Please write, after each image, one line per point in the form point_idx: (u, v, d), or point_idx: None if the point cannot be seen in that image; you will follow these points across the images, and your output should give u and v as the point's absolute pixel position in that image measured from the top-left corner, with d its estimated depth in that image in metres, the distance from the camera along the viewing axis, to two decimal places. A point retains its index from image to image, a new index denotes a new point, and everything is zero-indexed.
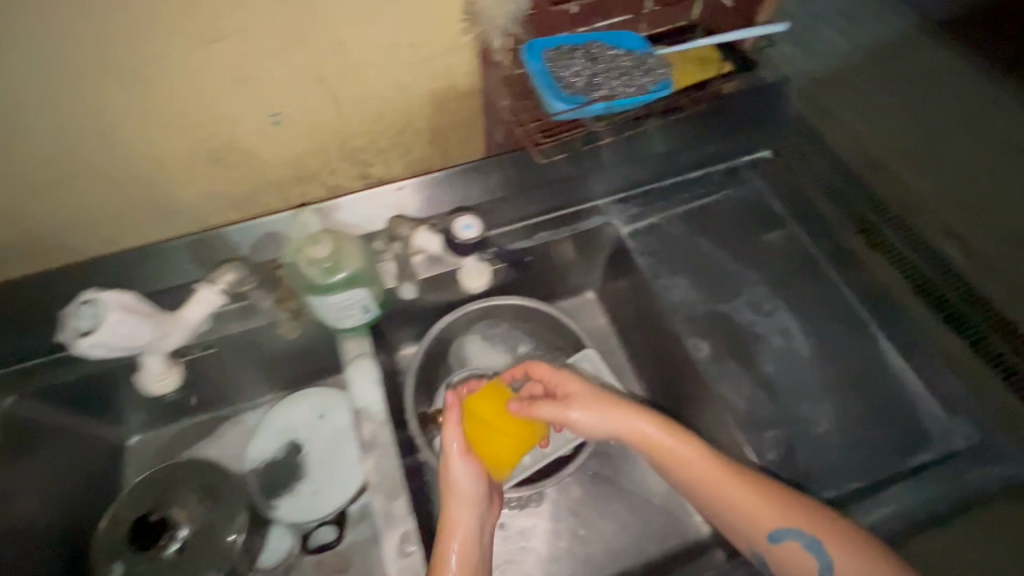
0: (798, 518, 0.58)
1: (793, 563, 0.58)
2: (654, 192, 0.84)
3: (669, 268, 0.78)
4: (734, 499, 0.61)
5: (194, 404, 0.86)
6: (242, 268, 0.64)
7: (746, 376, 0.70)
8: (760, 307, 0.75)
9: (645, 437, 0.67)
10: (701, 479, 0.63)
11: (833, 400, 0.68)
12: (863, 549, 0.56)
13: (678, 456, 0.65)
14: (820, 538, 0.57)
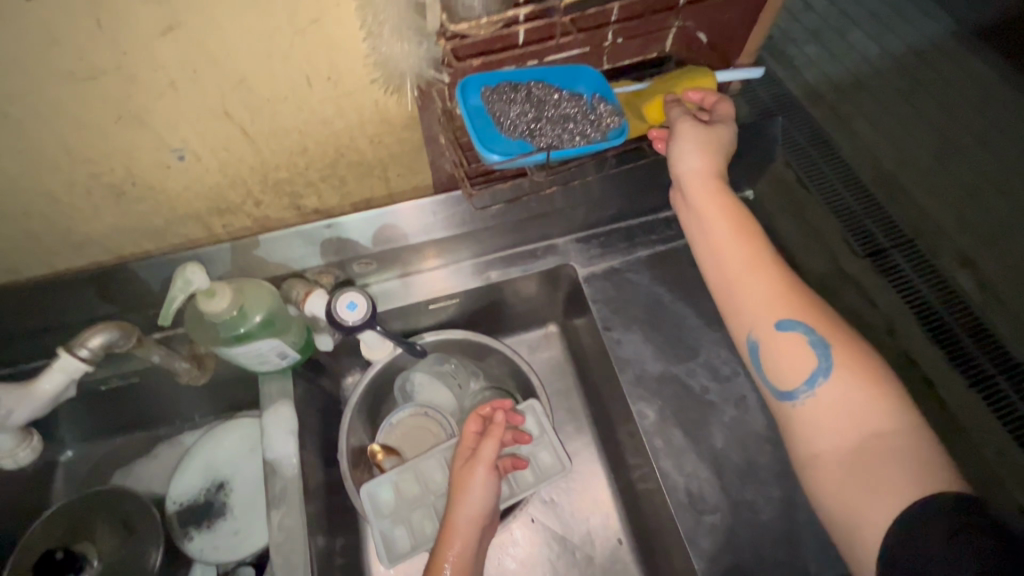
0: (812, 313, 0.53)
1: (787, 356, 0.52)
2: (619, 232, 0.78)
3: (626, 319, 0.72)
4: (740, 289, 0.56)
5: (131, 422, 0.83)
6: (112, 330, 0.56)
7: (692, 449, 0.64)
8: (719, 370, 0.69)
9: (725, 242, 0.58)
10: (711, 224, 0.58)
11: (785, 484, 0.62)
12: (853, 352, 0.50)
13: (703, 184, 0.59)
14: (827, 338, 0.51)
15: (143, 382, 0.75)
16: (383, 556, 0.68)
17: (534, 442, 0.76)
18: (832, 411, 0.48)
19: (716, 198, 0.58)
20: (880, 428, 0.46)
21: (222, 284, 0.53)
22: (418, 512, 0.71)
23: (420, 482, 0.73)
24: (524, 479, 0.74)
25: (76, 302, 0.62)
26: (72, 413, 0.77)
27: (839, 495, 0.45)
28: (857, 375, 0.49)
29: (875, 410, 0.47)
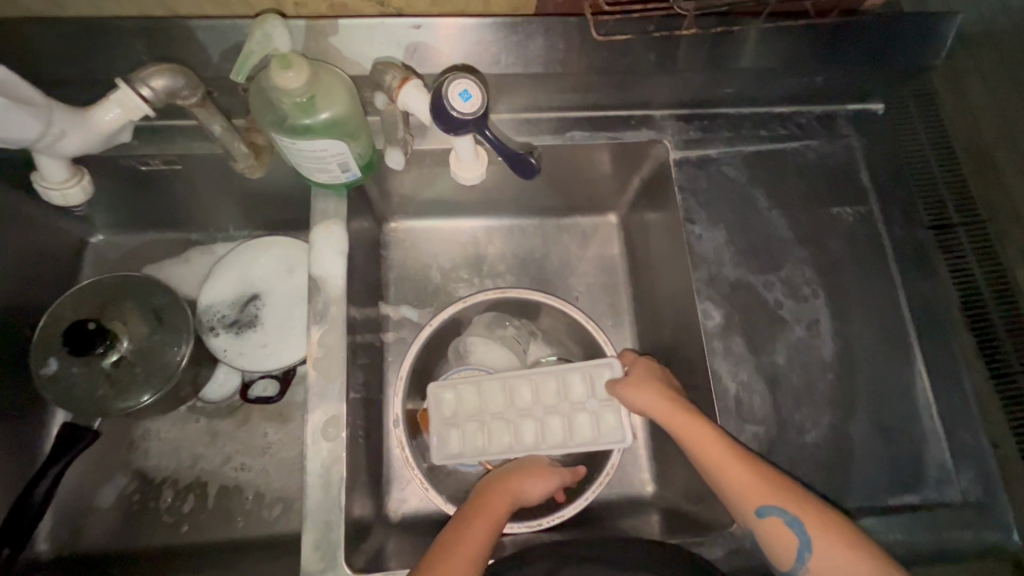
0: (785, 492, 0.53)
1: (776, 543, 0.53)
2: (724, 116, 0.69)
3: (709, 214, 0.66)
4: (713, 464, 0.55)
5: (164, 219, 0.79)
6: (172, 71, 0.51)
7: (749, 359, 0.61)
8: (796, 289, 0.64)
9: (708, 455, 0.55)
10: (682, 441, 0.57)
11: (836, 412, 0.60)
12: (828, 519, 0.52)
13: (665, 409, 0.60)
14: (803, 518, 0.52)
15: (185, 174, 0.70)
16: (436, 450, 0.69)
17: (608, 401, 0.70)
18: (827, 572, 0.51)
19: (683, 425, 0.58)
20: None
21: (291, 53, 0.46)
22: (473, 427, 0.70)
23: (481, 398, 0.71)
24: (580, 433, 0.69)
25: (123, 59, 0.55)
26: (105, 194, 0.73)
27: None
28: (833, 538, 0.51)
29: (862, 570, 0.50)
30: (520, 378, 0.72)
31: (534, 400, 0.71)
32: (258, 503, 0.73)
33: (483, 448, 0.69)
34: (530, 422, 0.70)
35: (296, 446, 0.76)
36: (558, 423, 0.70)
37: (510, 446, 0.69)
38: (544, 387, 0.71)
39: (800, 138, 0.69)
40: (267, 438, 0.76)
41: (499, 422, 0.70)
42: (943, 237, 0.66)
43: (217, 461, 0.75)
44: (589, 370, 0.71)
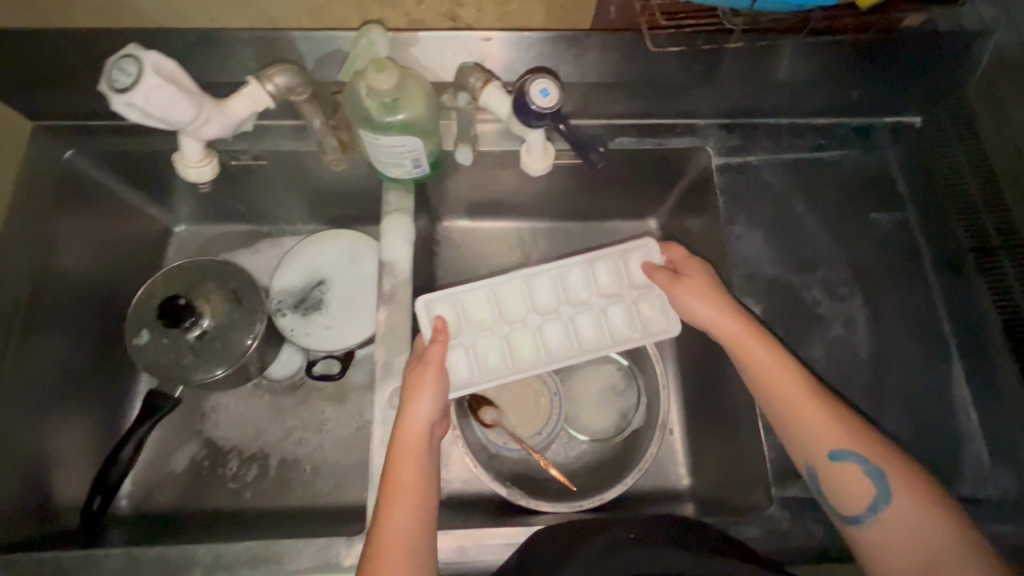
0: (863, 438, 0.57)
1: (848, 488, 0.56)
2: (763, 127, 0.73)
3: (748, 217, 0.70)
4: (792, 398, 0.58)
5: (241, 212, 0.86)
6: (295, 72, 0.58)
7: (785, 351, 0.64)
8: (832, 288, 0.67)
9: (780, 386, 0.59)
10: (760, 372, 0.60)
11: (870, 405, 0.63)
12: (904, 468, 0.55)
13: (730, 327, 0.62)
14: (882, 466, 0.55)
15: (267, 169, 0.77)
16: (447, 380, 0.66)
17: (642, 292, 0.72)
18: (897, 519, 0.54)
19: (761, 354, 0.60)
20: (944, 545, 0.52)
21: (387, 60, 0.52)
22: (479, 340, 0.70)
23: (496, 309, 0.71)
24: (615, 328, 0.72)
25: (230, 65, 0.63)
26: (189, 187, 0.79)
27: None
28: (906, 487, 0.54)
29: (938, 528, 0.52)
30: (540, 276, 0.73)
31: (554, 302, 0.73)
32: (314, 475, 0.78)
33: (496, 365, 0.70)
34: (556, 324, 0.72)
35: (351, 425, 0.81)
36: (587, 321, 0.72)
37: (536, 356, 0.71)
38: (569, 278, 0.73)
39: (835, 149, 0.73)
40: (324, 415, 0.82)
41: (518, 331, 0.71)
42: (983, 260, 0.66)
43: (278, 434, 0.81)
44: (617, 259, 0.73)
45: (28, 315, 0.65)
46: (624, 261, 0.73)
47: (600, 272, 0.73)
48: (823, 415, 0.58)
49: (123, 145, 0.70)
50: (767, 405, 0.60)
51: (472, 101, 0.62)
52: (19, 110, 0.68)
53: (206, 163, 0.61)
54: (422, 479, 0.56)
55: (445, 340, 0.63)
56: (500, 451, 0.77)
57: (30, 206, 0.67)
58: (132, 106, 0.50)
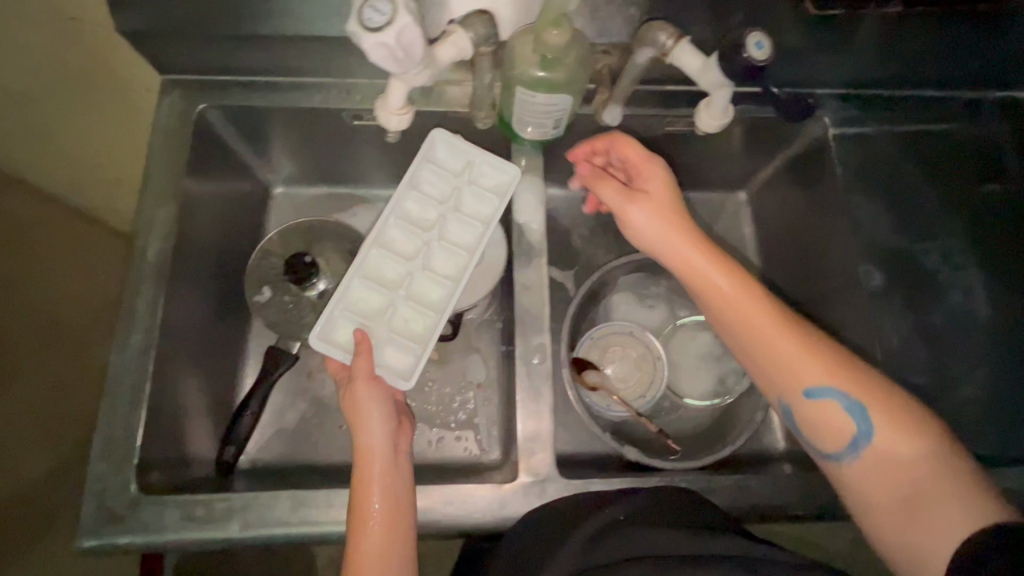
0: (841, 378, 0.53)
1: (828, 428, 0.53)
2: (882, 98, 0.73)
3: (866, 186, 0.71)
4: (763, 327, 0.55)
5: (337, 173, 0.83)
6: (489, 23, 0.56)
7: (907, 316, 0.67)
8: (950, 256, 0.69)
9: (754, 328, 0.55)
10: (721, 301, 0.57)
11: (991, 370, 0.65)
12: (878, 397, 0.52)
13: (698, 261, 0.58)
14: (860, 402, 0.52)
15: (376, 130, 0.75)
16: (396, 377, 0.60)
17: (467, 168, 0.69)
18: (884, 454, 0.51)
19: (741, 310, 0.56)
20: (933, 473, 0.49)
21: (556, 15, 0.52)
22: (396, 318, 0.64)
23: (368, 279, 0.65)
24: (484, 215, 0.68)
25: None
26: (295, 148, 0.77)
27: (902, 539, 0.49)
28: (885, 417, 0.52)
29: (926, 458, 0.49)
30: (389, 228, 0.67)
31: (415, 239, 0.67)
32: (416, 435, 0.79)
33: (425, 328, 0.64)
34: (440, 251, 0.67)
35: (453, 386, 0.82)
36: (457, 225, 0.68)
37: (443, 288, 0.66)
38: (421, 208, 0.68)
39: (950, 121, 0.73)
40: (429, 376, 0.83)
41: (411, 284, 0.66)
42: None
43: None
44: (426, 165, 0.69)
45: (172, 266, 0.65)
46: (434, 163, 0.69)
47: (427, 181, 0.69)
48: (791, 354, 0.54)
49: (252, 102, 0.69)
50: (740, 347, 0.57)
51: (659, 54, 0.56)
52: (149, 61, 0.67)
53: (406, 110, 0.60)
54: (395, 503, 0.55)
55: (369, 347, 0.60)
56: (605, 413, 0.78)
57: (161, 161, 0.66)
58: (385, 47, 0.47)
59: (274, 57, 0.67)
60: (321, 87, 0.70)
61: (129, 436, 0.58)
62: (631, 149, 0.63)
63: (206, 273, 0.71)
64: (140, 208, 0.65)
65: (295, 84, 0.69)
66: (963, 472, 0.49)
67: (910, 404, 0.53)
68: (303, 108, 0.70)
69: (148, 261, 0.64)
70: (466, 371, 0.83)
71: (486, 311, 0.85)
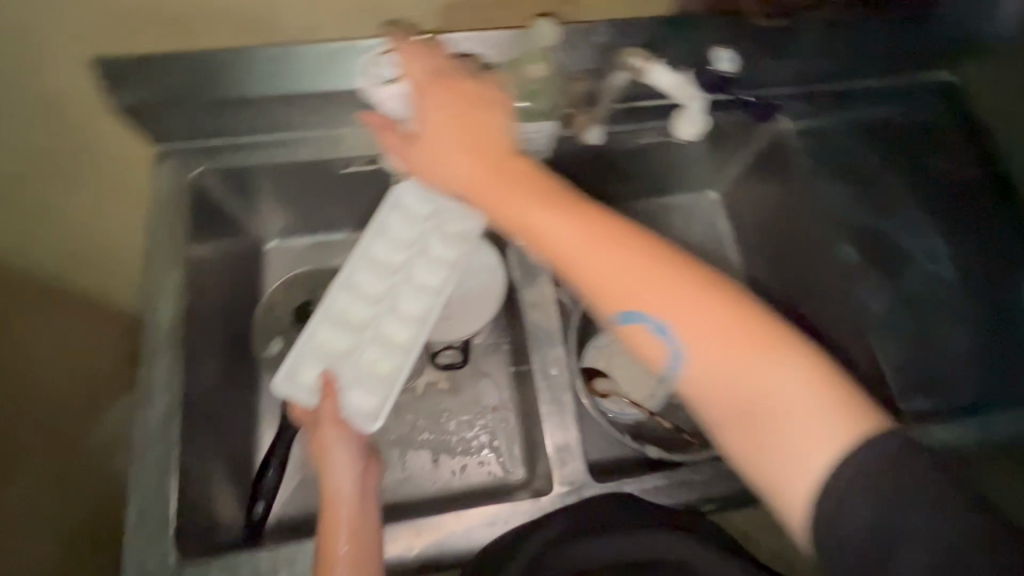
0: (676, 303, 0.42)
1: (638, 346, 0.44)
2: (830, 93, 0.79)
3: (826, 172, 0.78)
4: (603, 257, 0.44)
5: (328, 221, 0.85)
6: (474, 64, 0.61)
7: (884, 285, 0.72)
8: (911, 227, 0.75)
9: (610, 276, 0.44)
10: (559, 247, 0.45)
11: (967, 324, 0.70)
12: (733, 312, 0.42)
13: (516, 200, 0.48)
14: (671, 320, 0.42)
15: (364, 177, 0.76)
16: (362, 419, 0.65)
17: (434, 216, 0.75)
18: (696, 372, 0.42)
19: (593, 245, 0.44)
20: (759, 387, 0.40)
21: (537, 53, 0.61)
22: (362, 361, 0.70)
23: (335, 324, 0.71)
24: (448, 260, 0.74)
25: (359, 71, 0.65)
26: (284, 200, 0.79)
27: (755, 466, 0.41)
28: (697, 333, 0.42)
29: (757, 368, 0.41)
30: (356, 273, 0.73)
31: (381, 283, 0.73)
32: (440, 465, 0.80)
33: (390, 369, 0.69)
34: (404, 295, 0.73)
35: (469, 412, 0.84)
36: (423, 268, 0.74)
37: (406, 331, 0.71)
38: (385, 254, 0.74)
39: (890, 107, 0.81)
40: (444, 406, 0.84)
41: (376, 328, 0.71)
42: (1009, 209, 0.77)
43: (404, 430, 0.82)
44: (392, 212, 0.74)
45: (186, 329, 0.66)
46: (401, 210, 0.75)
47: (395, 228, 0.74)
48: (649, 290, 0.43)
49: (245, 162, 0.71)
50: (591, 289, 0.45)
51: (633, 75, 0.65)
52: (142, 133, 0.69)
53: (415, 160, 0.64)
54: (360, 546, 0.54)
55: (334, 390, 0.65)
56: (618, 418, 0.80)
57: (163, 227, 0.68)
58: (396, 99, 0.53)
59: (265, 117, 0.70)
60: (312, 141, 0.72)
61: (164, 504, 0.58)
62: (461, 96, 0.54)
63: (216, 332, 0.72)
64: (147, 278, 0.66)
65: (286, 141, 0.72)
66: (825, 370, 0.41)
67: (759, 307, 0.43)
68: (297, 162, 0.72)
69: (162, 327, 0.64)
70: (480, 396, 0.85)
71: (491, 335, 0.87)
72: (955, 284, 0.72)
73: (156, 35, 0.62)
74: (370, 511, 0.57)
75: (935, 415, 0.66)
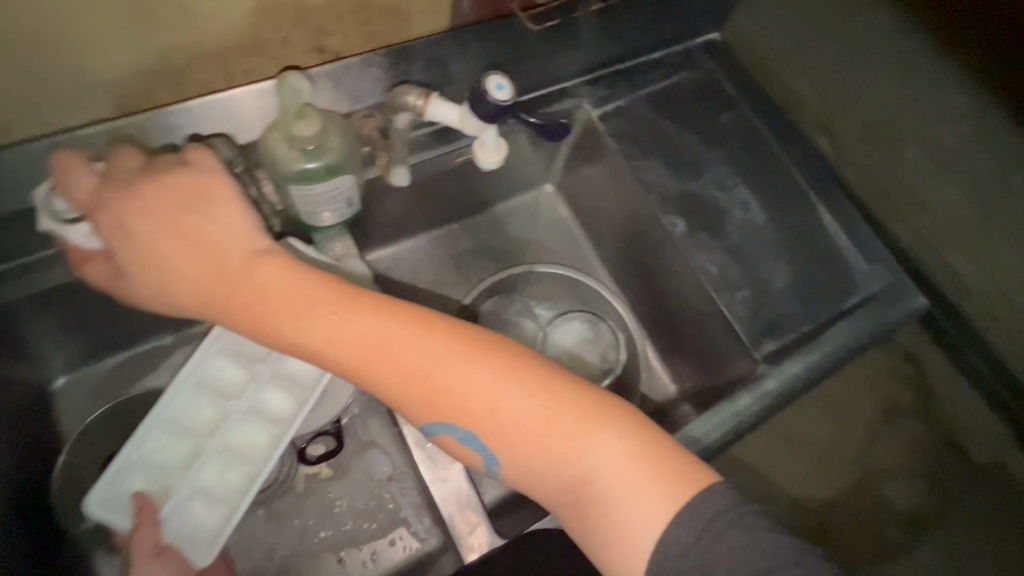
0: (471, 393, 0.46)
1: (458, 453, 0.49)
2: (620, 72, 0.82)
3: (639, 150, 0.80)
4: (406, 360, 0.46)
5: (125, 336, 0.70)
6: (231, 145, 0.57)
7: (713, 243, 0.76)
8: (723, 183, 0.81)
9: (408, 366, 0.46)
10: (344, 360, 0.47)
11: (786, 260, 0.78)
12: (545, 389, 0.47)
13: (280, 294, 0.47)
14: (481, 430, 0.47)
15: None
16: (197, 541, 0.59)
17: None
18: (520, 444, 0.46)
19: (387, 359, 0.46)
20: (583, 469, 0.46)
21: (302, 107, 0.52)
22: (197, 492, 0.61)
23: (161, 467, 0.62)
24: (305, 383, 0.67)
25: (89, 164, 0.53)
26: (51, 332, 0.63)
27: (575, 531, 0.48)
28: (515, 434, 0.46)
29: (572, 445, 0.46)
30: (188, 412, 0.64)
31: (218, 411, 0.65)
32: (345, 563, 0.72)
33: (229, 498, 0.61)
34: (247, 423, 0.65)
35: (363, 491, 0.76)
36: (277, 381, 0.66)
37: (249, 460, 0.63)
38: (223, 387, 0.66)
39: (677, 74, 0.85)
40: (333, 495, 0.75)
41: (212, 464, 0.63)
42: (792, 146, 0.85)
43: (293, 540, 0.73)
44: (227, 341, 0.66)
45: None
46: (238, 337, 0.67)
47: (234, 355, 0.66)
48: (452, 384, 0.46)
49: None
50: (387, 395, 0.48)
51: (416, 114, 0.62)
52: None
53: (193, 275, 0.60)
54: None
55: (152, 514, 0.58)
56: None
57: None
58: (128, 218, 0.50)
59: None
60: (64, 257, 0.58)
61: None
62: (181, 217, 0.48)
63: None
64: None
65: (25, 270, 0.58)
66: (637, 441, 0.47)
67: (585, 399, 0.47)
68: (50, 288, 0.58)
69: None
70: (370, 470, 0.77)
71: (364, 401, 0.79)
72: (770, 227, 0.79)
73: None
74: None
75: (782, 352, 0.72)
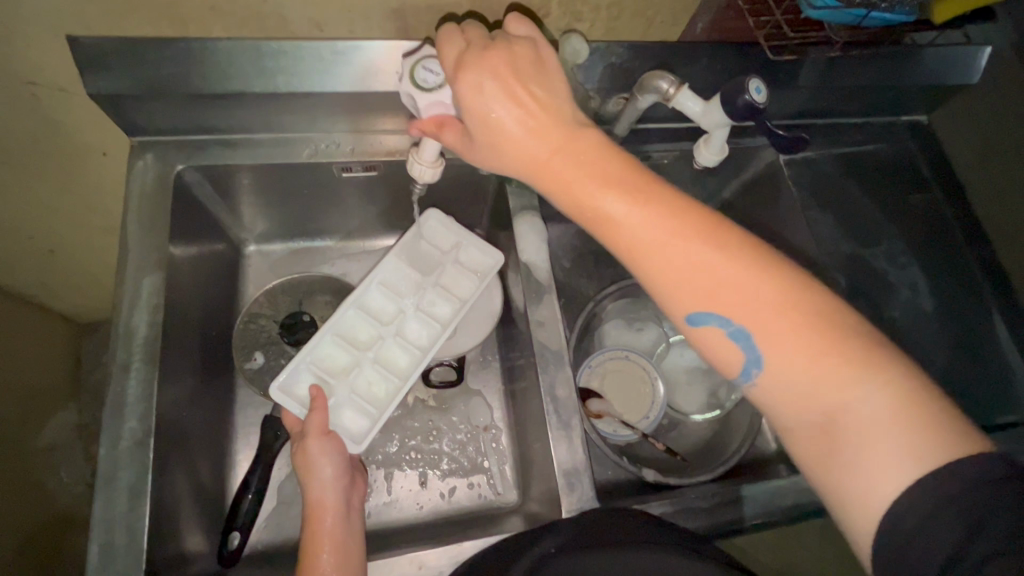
0: (757, 295, 0.45)
1: (719, 350, 0.47)
2: (817, 124, 0.83)
3: (818, 204, 0.80)
4: (666, 256, 0.46)
5: (313, 227, 0.80)
6: None
7: (870, 312, 0.75)
8: (895, 260, 0.79)
9: (639, 247, 0.47)
10: (621, 232, 0.47)
11: (944, 354, 0.74)
12: (808, 315, 0.44)
13: (550, 150, 0.47)
14: (751, 330, 0.46)
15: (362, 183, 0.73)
16: (346, 440, 0.64)
17: (456, 248, 0.74)
18: (790, 380, 0.45)
19: (660, 223, 0.46)
20: (847, 402, 0.43)
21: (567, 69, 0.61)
22: (360, 380, 0.68)
23: (340, 343, 0.68)
24: (443, 315, 0.71)
25: (368, 72, 0.62)
26: (269, 203, 0.74)
27: (820, 468, 0.44)
28: (775, 342, 0.45)
29: (844, 378, 0.43)
30: (369, 294, 0.71)
31: (393, 305, 0.71)
32: (427, 487, 0.77)
33: (383, 397, 0.67)
34: (410, 327, 0.71)
35: (460, 432, 0.80)
36: (435, 299, 0.72)
37: (407, 362, 0.69)
38: (399, 279, 0.72)
39: (873, 143, 0.85)
40: (433, 423, 0.80)
41: (379, 356, 0.69)
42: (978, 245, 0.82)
43: (390, 449, 0.78)
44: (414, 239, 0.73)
45: (162, 342, 0.60)
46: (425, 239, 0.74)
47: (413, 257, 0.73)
48: (693, 285, 0.46)
49: (232, 159, 0.66)
50: (647, 279, 0.48)
51: (662, 100, 0.58)
52: (117, 122, 0.63)
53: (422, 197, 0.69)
54: (343, 555, 0.57)
55: (325, 403, 0.63)
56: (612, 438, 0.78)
57: (143, 224, 0.62)
58: (434, 104, 0.51)
59: (260, 114, 0.65)
60: (309, 142, 0.68)
61: (136, 532, 0.53)
62: (516, 75, 0.46)
63: (191, 344, 0.66)
64: (119, 283, 0.59)
65: (279, 141, 0.68)
66: (918, 398, 0.42)
67: (867, 333, 0.45)
68: (290, 164, 0.68)
69: (136, 339, 0.58)
70: (471, 414, 0.81)
71: (482, 351, 0.84)
72: (935, 314, 0.76)
73: (142, 20, 0.56)
74: (339, 535, 0.58)
75: None
